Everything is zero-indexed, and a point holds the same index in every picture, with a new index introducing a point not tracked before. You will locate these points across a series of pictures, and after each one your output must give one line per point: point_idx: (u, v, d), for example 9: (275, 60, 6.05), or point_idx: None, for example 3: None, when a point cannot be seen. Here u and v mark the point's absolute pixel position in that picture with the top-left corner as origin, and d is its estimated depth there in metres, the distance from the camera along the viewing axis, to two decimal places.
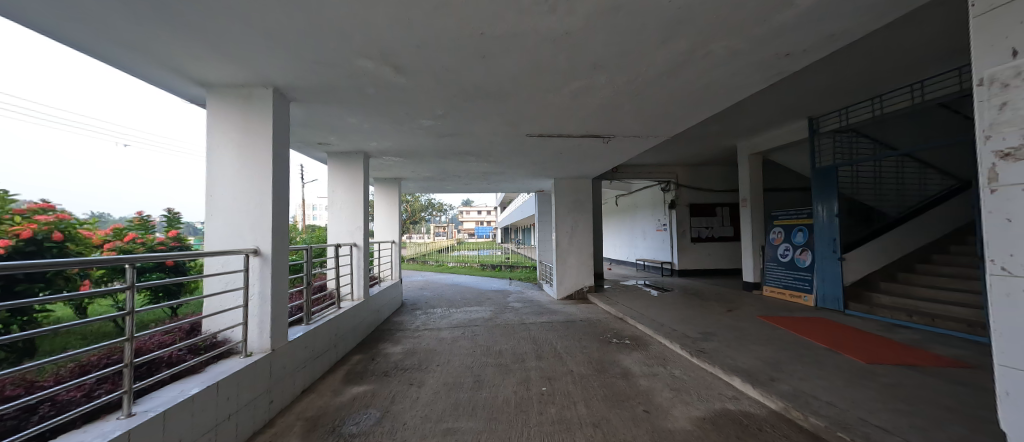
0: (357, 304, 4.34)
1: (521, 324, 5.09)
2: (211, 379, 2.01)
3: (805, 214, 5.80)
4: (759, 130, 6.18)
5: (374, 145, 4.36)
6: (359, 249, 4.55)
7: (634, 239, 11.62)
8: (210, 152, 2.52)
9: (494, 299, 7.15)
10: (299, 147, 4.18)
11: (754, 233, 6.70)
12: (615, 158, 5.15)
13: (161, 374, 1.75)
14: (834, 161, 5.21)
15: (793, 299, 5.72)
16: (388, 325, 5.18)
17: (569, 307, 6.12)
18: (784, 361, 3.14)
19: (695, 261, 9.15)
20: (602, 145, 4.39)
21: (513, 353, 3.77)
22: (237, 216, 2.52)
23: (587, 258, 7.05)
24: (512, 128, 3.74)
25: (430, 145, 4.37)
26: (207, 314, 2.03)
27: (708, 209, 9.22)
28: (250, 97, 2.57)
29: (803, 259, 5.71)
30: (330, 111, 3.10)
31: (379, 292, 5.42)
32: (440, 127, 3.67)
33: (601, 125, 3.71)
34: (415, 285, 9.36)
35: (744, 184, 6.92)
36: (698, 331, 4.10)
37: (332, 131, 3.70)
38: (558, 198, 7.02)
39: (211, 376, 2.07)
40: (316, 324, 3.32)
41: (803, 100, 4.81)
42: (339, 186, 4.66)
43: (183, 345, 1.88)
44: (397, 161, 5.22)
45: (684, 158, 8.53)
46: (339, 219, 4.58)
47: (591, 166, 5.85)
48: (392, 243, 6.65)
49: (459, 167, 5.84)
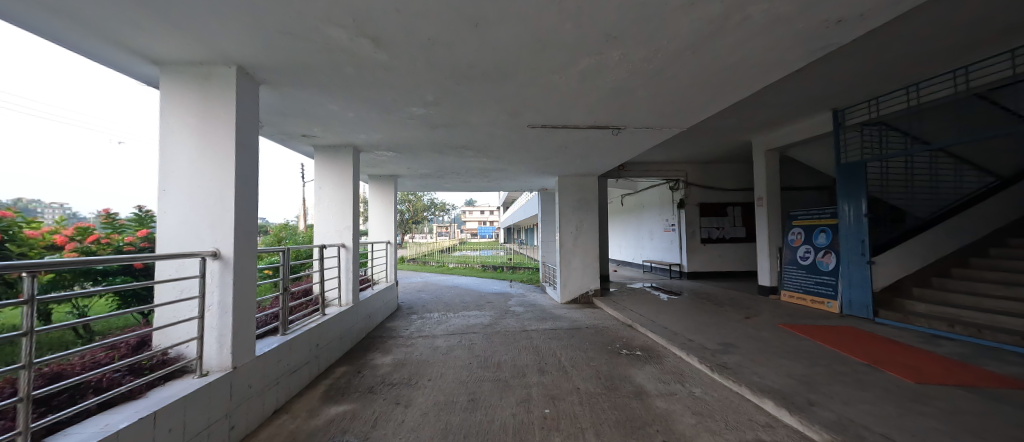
0: (344, 309, 4.01)
1: (522, 331, 4.73)
2: (152, 406, 1.68)
3: (828, 214, 5.40)
4: (778, 124, 5.78)
5: (363, 138, 4.02)
6: (347, 250, 4.22)
7: (641, 240, 11.23)
8: (164, 140, 2.19)
9: (494, 302, 6.80)
10: (281, 139, 3.85)
11: (771, 234, 6.30)
12: (624, 153, 4.78)
13: (81, 405, 1.42)
14: (863, 156, 4.81)
15: (814, 305, 5.33)
16: (380, 331, 4.85)
17: (573, 312, 5.76)
18: (821, 380, 2.76)
19: (705, 263, 8.76)
20: (612, 137, 4.02)
21: (513, 367, 3.41)
22: (195, 214, 2.20)
23: (593, 260, 6.68)
24: (512, 118, 3.39)
25: (424, 138, 4.03)
26: (152, 328, 1.71)
27: (718, 208, 8.83)
28: (211, 78, 2.24)
29: (826, 262, 5.31)
30: (308, 97, 2.76)
31: (371, 296, 5.09)
32: (433, 117, 3.33)
33: (612, 114, 3.35)
34: (414, 287, 9.04)
35: (759, 182, 6.52)
36: (717, 342, 3.72)
37: (315, 122, 3.37)
38: (562, 197, 6.66)
39: (153, 402, 1.74)
40: (293, 334, 2.98)
41: (829, 88, 4.42)
42: (326, 182, 4.32)
43: (116, 366, 1.55)
44: (391, 156, 4.90)
45: (695, 155, 8.14)
46: (326, 218, 4.25)
47: (598, 162, 5.48)
48: (387, 243, 6.32)
49: (458, 163, 5.50)
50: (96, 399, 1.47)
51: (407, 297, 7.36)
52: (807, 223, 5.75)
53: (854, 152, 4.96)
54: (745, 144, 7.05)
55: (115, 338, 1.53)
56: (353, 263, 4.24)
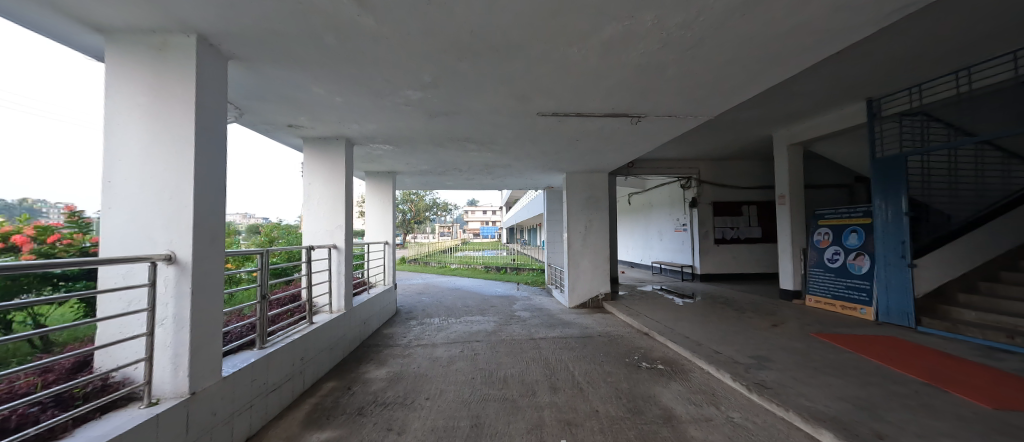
0: (334, 317, 3.66)
1: (530, 339, 4.35)
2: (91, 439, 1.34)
3: (860, 213, 4.98)
4: (804, 117, 5.36)
5: (355, 128, 3.66)
6: (339, 251, 3.86)
7: (650, 240, 10.81)
8: (108, 122, 1.83)
9: (499, 307, 6.42)
10: (265, 129, 3.50)
11: (794, 235, 5.89)
12: (641, 145, 4.40)
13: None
14: (902, 149, 4.38)
15: (845, 311, 4.92)
16: (376, 339, 4.50)
17: (583, 318, 5.38)
18: (881, 405, 2.37)
19: (719, 264, 8.35)
20: (629, 128, 3.64)
21: (521, 383, 3.04)
22: (148, 210, 1.84)
23: (603, 261, 6.29)
24: (520, 104, 3.02)
25: (422, 128, 3.66)
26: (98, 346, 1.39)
27: (733, 207, 8.41)
28: (166, 50, 1.88)
29: (858, 265, 4.89)
30: (286, 76, 2.40)
31: (367, 301, 4.74)
32: (432, 103, 2.97)
33: (633, 100, 2.97)
34: (414, 289, 8.67)
35: (781, 179, 6.12)
36: (749, 356, 3.33)
37: (299, 109, 3.02)
38: (570, 195, 6.28)
39: (96, 435, 1.40)
40: (272, 348, 2.63)
41: (868, 73, 4.02)
42: (316, 177, 3.95)
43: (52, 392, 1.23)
44: (387, 150, 4.54)
45: (709, 152, 7.74)
46: (315, 217, 3.89)
47: (610, 156, 5.10)
48: (385, 244, 5.96)
49: (460, 158, 5.13)
50: (24, 434, 1.14)
51: (406, 301, 7.01)
52: (835, 222, 5.34)
53: (891, 144, 4.53)
54: (764, 138, 6.64)
55: (51, 359, 1.23)
56: (346, 266, 3.90)
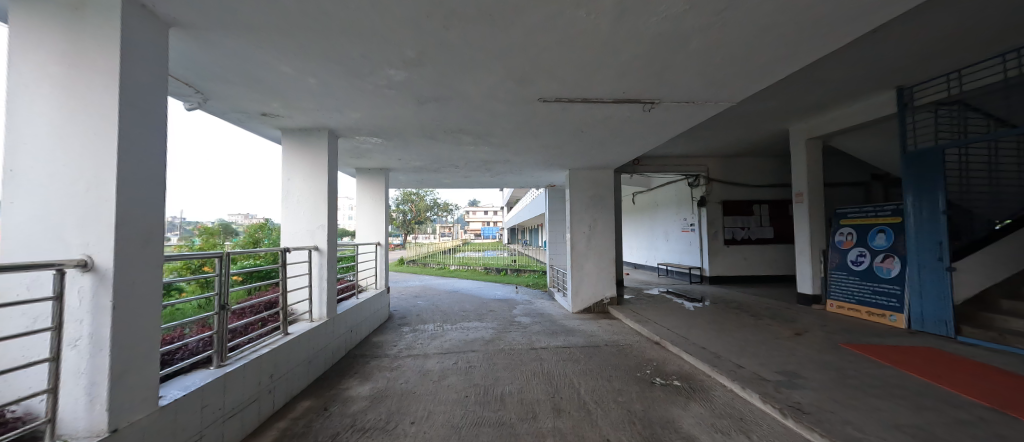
0: (314, 325, 3.32)
1: (530, 349, 3.99)
2: None
3: (889, 211, 4.60)
4: (825, 108, 4.98)
5: (336, 117, 3.31)
6: (321, 254, 3.52)
7: (656, 241, 10.42)
8: (13, 97, 1.49)
9: (498, 311, 6.06)
10: (238, 118, 3.16)
11: (813, 235, 5.51)
12: (652, 137, 4.04)
13: None
14: (939, 142, 3.99)
15: (873, 318, 4.53)
16: (364, 348, 4.15)
17: (588, 324, 5.02)
18: (944, 436, 2.00)
19: (729, 266, 7.97)
20: (640, 116, 3.28)
21: (520, 404, 2.68)
22: (60, 205, 1.50)
23: (609, 263, 5.93)
24: (519, 87, 2.66)
25: (411, 118, 3.32)
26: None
27: (743, 206, 8.03)
28: (81, 8, 1.52)
29: (887, 268, 4.51)
30: (245, 49, 2.06)
31: (355, 307, 4.40)
32: (418, 86, 2.62)
33: (647, 81, 2.61)
34: (410, 292, 8.32)
35: (798, 176, 5.74)
36: (776, 371, 2.97)
37: (268, 92, 2.67)
38: (574, 193, 5.93)
39: None
40: (232, 366, 2.28)
41: (903, 57, 3.64)
42: (296, 171, 3.59)
43: None
44: (375, 143, 4.20)
45: (719, 148, 7.36)
46: (294, 216, 3.54)
47: (617, 151, 4.73)
48: (377, 245, 5.62)
49: (455, 153, 4.78)
50: None
51: (401, 305, 6.66)
52: (859, 222, 4.96)
53: (924, 136, 4.15)
54: (779, 133, 6.26)
55: None
56: (329, 269, 3.55)
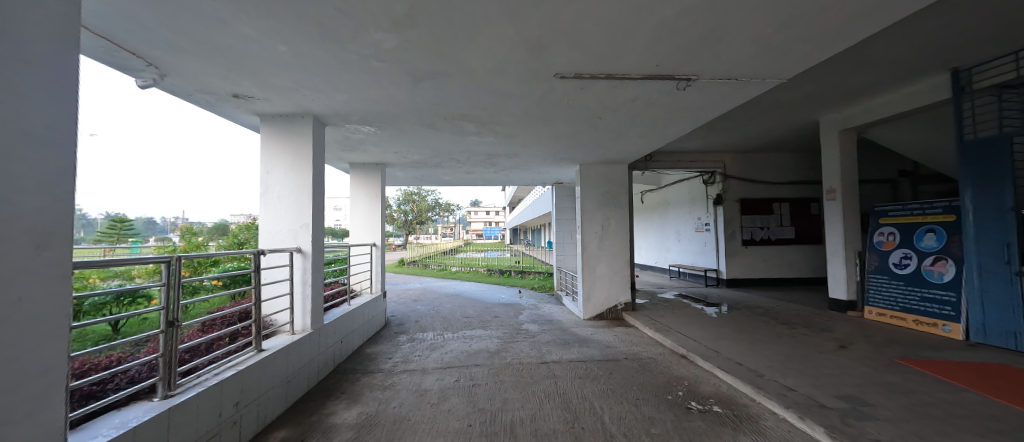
0: (295, 339, 2.90)
1: (541, 363, 3.55)
2: None
3: (941, 209, 4.15)
4: (865, 94, 4.52)
5: (320, 100, 2.88)
6: (305, 257, 3.11)
7: (667, 242, 9.94)
8: None
9: (503, 318, 5.63)
10: (207, 101, 2.76)
11: (847, 236, 5.04)
12: (679, 124, 3.59)
13: None
14: (1006, 129, 3.51)
15: (924, 328, 4.06)
16: (355, 361, 3.74)
17: (602, 333, 4.58)
18: None
19: (747, 268, 7.50)
20: (671, 97, 2.84)
21: (533, 436, 2.24)
22: None
23: (622, 265, 5.49)
24: (533, 58, 2.23)
25: (406, 100, 2.88)
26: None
27: (762, 205, 7.57)
28: None
29: (938, 272, 4.05)
30: (190, 3, 1.60)
31: (346, 315, 3.98)
32: (412, 57, 2.18)
33: (687, 50, 2.17)
34: (410, 295, 7.89)
35: (830, 171, 5.27)
36: (834, 396, 2.52)
37: (235, 65, 2.25)
38: (584, 190, 5.49)
39: None
40: (183, 395, 1.83)
41: (968, 31, 3.18)
42: (274, 163, 3.14)
43: None
44: (367, 133, 3.77)
45: (738, 142, 6.89)
46: (273, 213, 3.11)
47: (636, 142, 4.29)
48: (371, 246, 5.16)
49: (456, 145, 4.35)
50: None
51: (399, 310, 6.24)
52: (902, 221, 4.51)
53: (985, 124, 3.67)
54: (807, 125, 5.80)
55: None
56: (313, 274, 3.14)
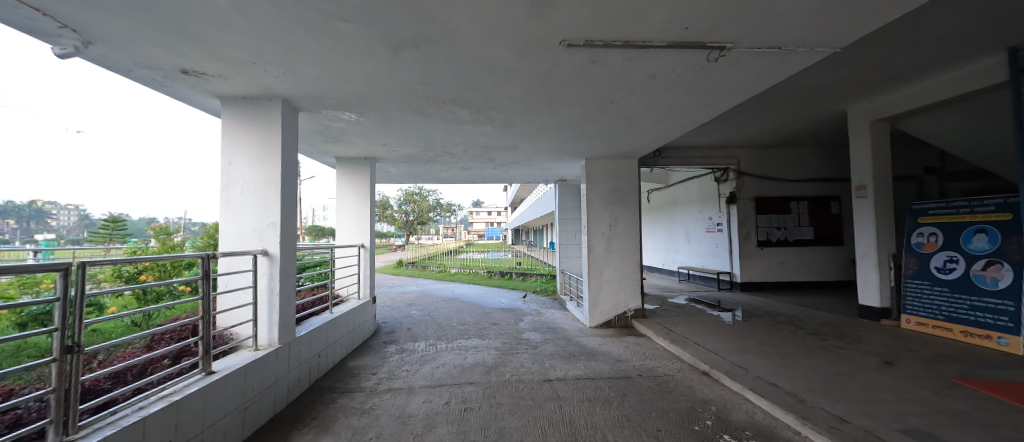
0: (259, 356, 2.50)
1: (543, 381, 3.14)
2: None
3: (993, 207, 3.71)
4: (905, 79, 4.05)
5: (285, 78, 2.47)
6: (272, 260, 2.71)
7: (676, 243, 9.49)
8: None
9: (502, 325, 5.22)
10: (154, 78, 2.36)
11: (881, 237, 4.58)
12: (700, 109, 3.14)
13: None
14: None
15: (975, 341, 3.59)
16: (335, 377, 3.32)
17: (611, 344, 4.15)
18: None
19: (763, 271, 7.05)
20: (697, 72, 2.39)
21: None
22: None
23: (632, 269, 5.06)
24: (531, 17, 1.77)
25: (385, 77, 2.46)
26: None
27: (779, 204, 7.12)
28: None
29: (991, 278, 3.59)
30: None
31: (327, 324, 3.58)
32: (382, 15, 1.75)
33: (728, 5, 1.70)
34: (405, 299, 7.49)
35: (860, 166, 4.82)
36: (899, 431, 2.07)
37: (168, 28, 1.84)
38: (590, 186, 5.07)
39: None
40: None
41: None
42: (237, 151, 2.73)
43: None
44: (349, 121, 3.37)
45: (754, 137, 6.44)
46: (235, 211, 2.71)
47: (649, 132, 3.85)
48: (360, 247, 4.77)
49: (450, 136, 3.95)
50: None
51: (391, 316, 5.84)
52: (946, 221, 4.08)
53: None
54: (832, 117, 5.35)
55: None
56: (282, 280, 2.74)
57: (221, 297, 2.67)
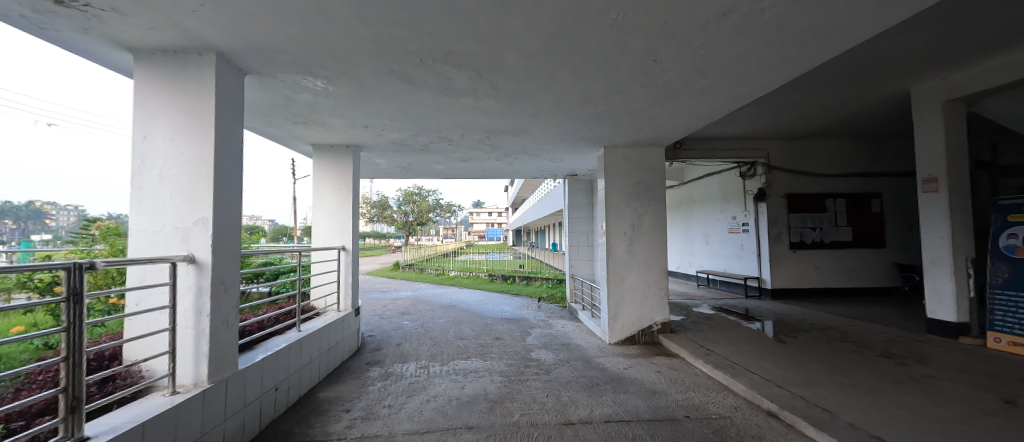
0: (175, 404, 1.76)
1: (564, 425, 2.42)
2: None
3: None
4: (997, 48, 3.32)
5: (208, 17, 1.74)
6: (200, 268, 2.00)
7: (693, 244, 8.75)
8: None
9: (506, 340, 4.51)
10: (21, 12, 1.66)
11: (958, 239, 3.85)
12: (764, 74, 2.43)
13: None
14: None
15: None
16: (295, 418, 2.61)
17: (639, 368, 3.44)
18: None
19: (796, 277, 6.33)
20: (792, 6, 1.67)
21: None
22: None
23: (658, 275, 4.34)
24: None
25: (349, 15, 1.75)
26: None
27: (813, 201, 6.40)
28: None
29: None
30: None
31: (290, 348, 2.86)
32: None
33: None
34: (399, 307, 6.79)
35: (929, 155, 4.09)
36: None
37: None
38: (609, 179, 4.36)
39: None
40: None
41: None
42: (154, 124, 2.03)
43: None
44: (317, 91, 2.68)
45: (788, 126, 5.73)
46: (153, 203, 2.01)
47: (686, 110, 3.15)
48: (340, 250, 4.10)
49: (445, 114, 3.24)
50: None
51: (380, 328, 5.14)
52: None
53: None
54: (887, 100, 4.63)
55: None
56: (214, 296, 2.04)
57: (130, 320, 1.95)
